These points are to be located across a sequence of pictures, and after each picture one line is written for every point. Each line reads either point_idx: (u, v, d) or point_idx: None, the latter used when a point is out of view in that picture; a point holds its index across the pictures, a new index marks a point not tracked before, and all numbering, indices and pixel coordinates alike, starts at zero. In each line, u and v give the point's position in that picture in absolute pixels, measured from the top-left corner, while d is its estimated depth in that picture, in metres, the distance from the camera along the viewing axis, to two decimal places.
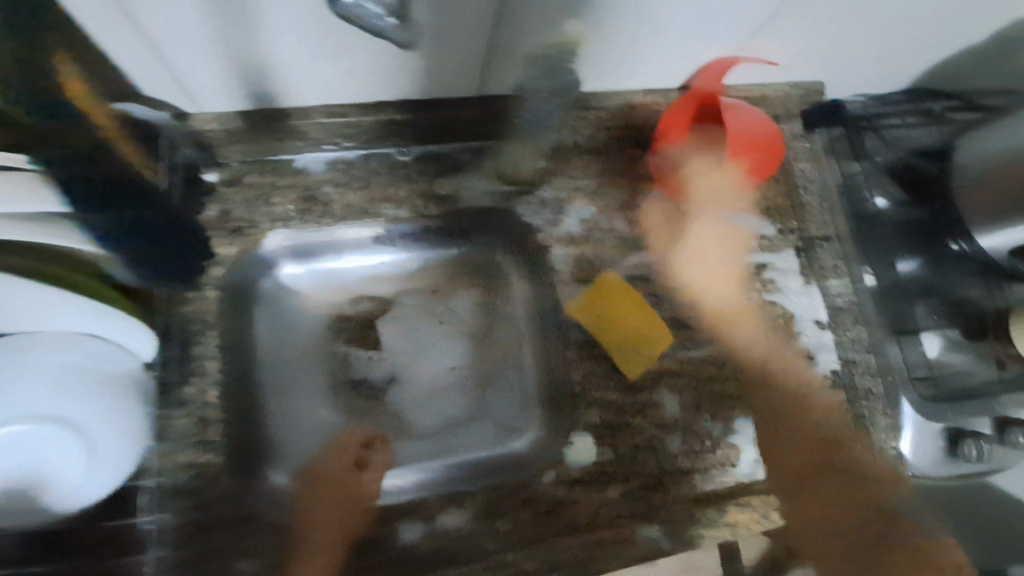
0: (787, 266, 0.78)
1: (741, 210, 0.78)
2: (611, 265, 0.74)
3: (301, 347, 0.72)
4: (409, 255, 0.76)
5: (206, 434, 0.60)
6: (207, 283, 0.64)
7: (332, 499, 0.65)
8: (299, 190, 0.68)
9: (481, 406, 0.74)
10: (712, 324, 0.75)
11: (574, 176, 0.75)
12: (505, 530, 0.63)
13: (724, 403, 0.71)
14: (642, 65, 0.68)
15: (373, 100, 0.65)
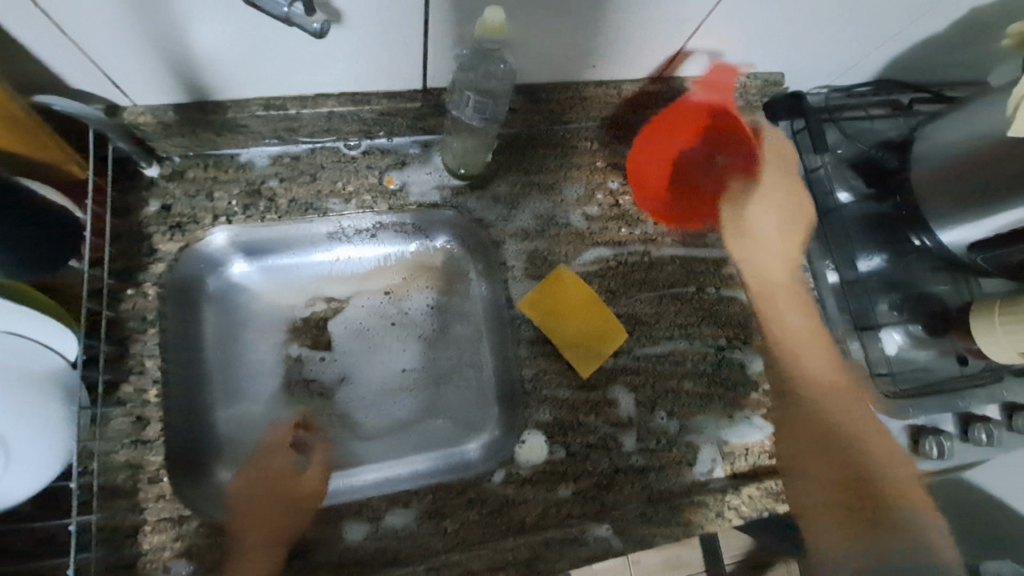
0: (746, 262, 0.77)
1: (700, 205, 0.78)
2: (565, 261, 0.72)
3: (249, 347, 0.70)
4: (364, 253, 0.75)
5: (144, 433, 0.59)
6: (146, 280, 0.63)
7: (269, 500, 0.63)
8: (243, 184, 0.68)
9: (434, 403, 0.72)
10: (672, 319, 0.73)
11: (529, 170, 0.74)
12: (453, 530, 0.62)
13: (680, 401, 0.70)
14: (592, 58, 0.65)
15: (313, 92, 0.63)
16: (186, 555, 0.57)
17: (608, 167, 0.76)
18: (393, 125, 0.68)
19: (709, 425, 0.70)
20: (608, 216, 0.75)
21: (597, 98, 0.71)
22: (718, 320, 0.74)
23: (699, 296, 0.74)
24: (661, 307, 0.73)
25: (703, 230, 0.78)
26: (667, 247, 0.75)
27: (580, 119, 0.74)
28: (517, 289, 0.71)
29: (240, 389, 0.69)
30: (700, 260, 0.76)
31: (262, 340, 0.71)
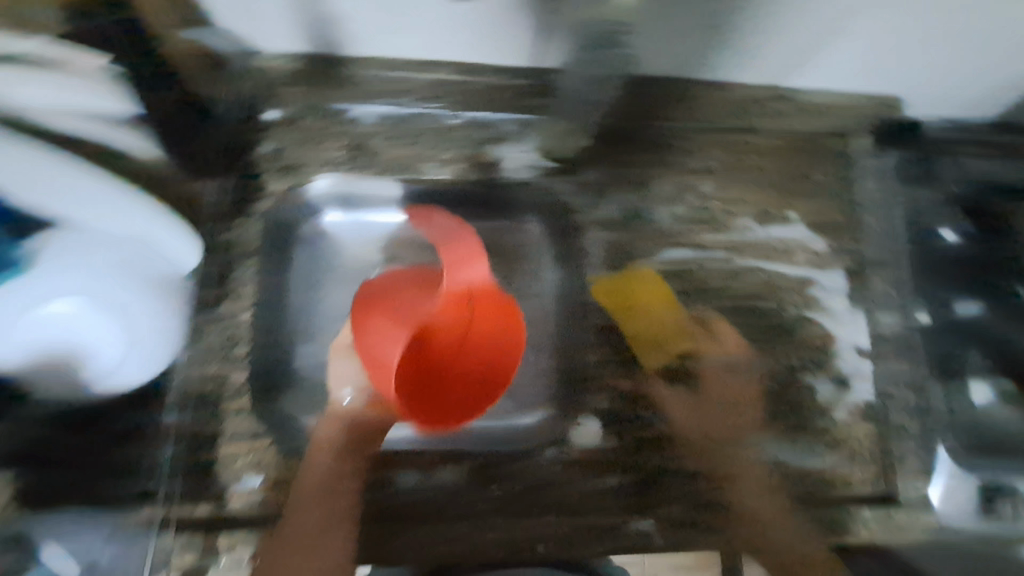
0: (832, 285, 0.75)
1: (790, 220, 0.76)
2: (645, 256, 0.73)
3: (328, 294, 0.71)
4: None
5: (232, 351, 0.63)
6: (254, 213, 0.68)
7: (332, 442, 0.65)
8: (347, 139, 0.70)
9: None
10: (744, 330, 0.72)
11: (621, 163, 0.74)
12: (497, 496, 0.64)
13: (737, 412, 0.70)
14: (706, 55, 0.64)
15: (430, 58, 0.65)
16: (256, 468, 0.62)
17: (701, 170, 0.75)
18: (497, 100, 0.70)
19: (767, 444, 0.69)
20: (694, 219, 0.74)
21: (704, 99, 0.71)
22: (794, 340, 0.72)
23: (777, 313, 0.73)
24: (735, 318, 0.72)
25: (791, 245, 0.75)
26: (750, 259, 0.74)
27: (683, 119, 0.72)
28: (592, 275, 0.73)
29: (315, 329, 0.70)
30: (783, 276, 0.74)
31: (335, 286, 0.71)
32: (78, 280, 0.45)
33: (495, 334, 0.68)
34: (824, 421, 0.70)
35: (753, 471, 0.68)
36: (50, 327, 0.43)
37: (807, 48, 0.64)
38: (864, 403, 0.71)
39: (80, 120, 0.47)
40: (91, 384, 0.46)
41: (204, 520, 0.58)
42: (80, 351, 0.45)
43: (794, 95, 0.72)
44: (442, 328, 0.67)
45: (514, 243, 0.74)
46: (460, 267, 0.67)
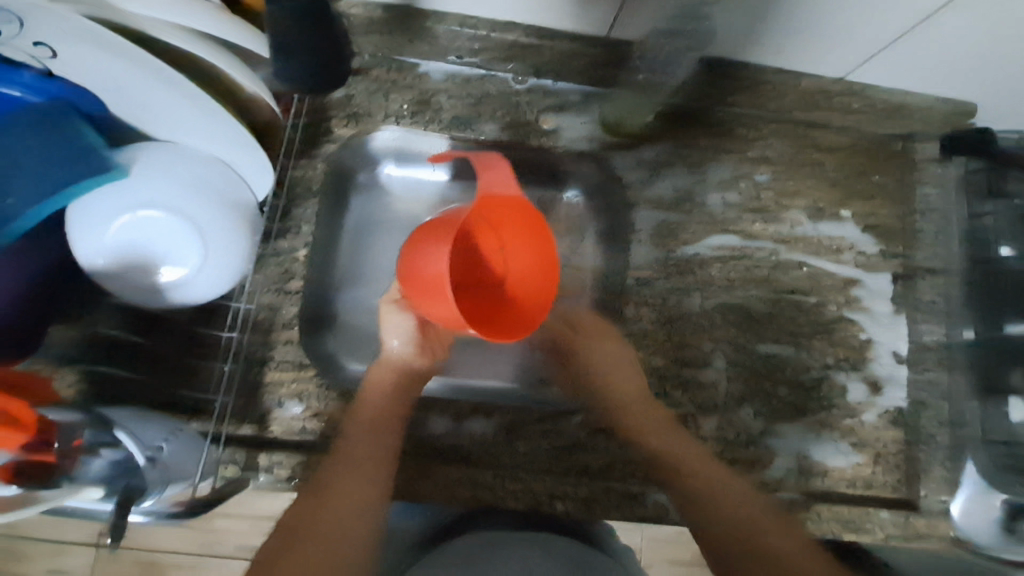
0: (878, 287, 0.74)
1: (844, 219, 0.75)
2: (692, 239, 0.73)
3: (375, 244, 0.72)
4: None
5: (287, 284, 0.66)
6: (318, 156, 0.70)
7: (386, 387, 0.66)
8: (415, 93, 0.72)
9: (522, 335, 0.71)
10: (784, 321, 0.72)
11: (680, 144, 0.74)
12: (524, 451, 0.66)
13: (775, 409, 0.70)
14: (781, 43, 0.65)
15: (506, 19, 0.65)
16: (297, 397, 0.64)
17: (758, 158, 0.75)
18: (564, 67, 0.71)
19: (793, 435, 0.69)
20: (746, 207, 0.74)
21: (774, 86, 0.70)
22: (833, 338, 0.72)
23: (819, 309, 0.73)
24: (776, 309, 0.72)
25: (841, 244, 0.75)
26: (798, 253, 0.74)
27: (746, 104, 0.73)
28: (637, 252, 0.73)
29: (361, 279, 0.71)
30: (829, 274, 0.74)
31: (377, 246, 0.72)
32: (164, 194, 0.49)
33: (541, 258, 0.63)
34: (852, 421, 0.71)
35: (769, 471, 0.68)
36: (141, 230, 0.49)
37: (888, 43, 0.63)
38: (895, 408, 0.71)
39: (184, 38, 0.47)
40: (171, 287, 0.52)
41: (248, 437, 0.62)
42: (161, 255, 0.50)
43: (864, 92, 0.71)
44: (489, 263, 0.67)
45: (559, 215, 0.75)
46: (496, 185, 0.59)
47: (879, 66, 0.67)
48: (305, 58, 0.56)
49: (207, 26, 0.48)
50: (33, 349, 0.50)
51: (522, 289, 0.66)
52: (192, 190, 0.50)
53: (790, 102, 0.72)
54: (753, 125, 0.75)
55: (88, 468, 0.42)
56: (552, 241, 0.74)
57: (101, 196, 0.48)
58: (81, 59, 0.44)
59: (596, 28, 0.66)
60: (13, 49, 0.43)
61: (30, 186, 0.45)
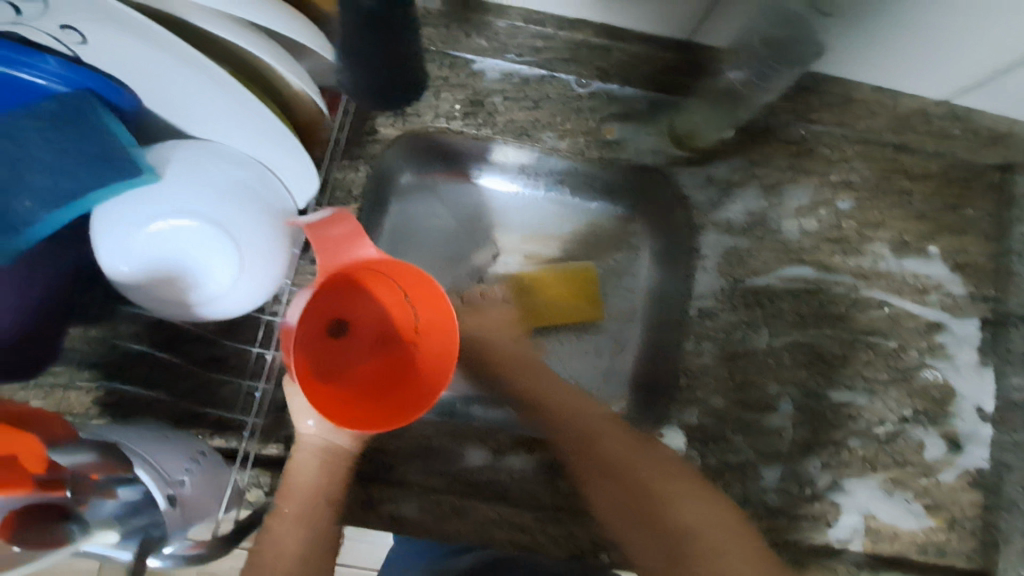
0: (964, 334, 0.67)
1: (933, 256, 0.68)
2: (762, 268, 0.66)
3: (421, 246, 0.71)
4: (544, 192, 0.73)
5: None
6: (360, 157, 0.63)
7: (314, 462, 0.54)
8: (468, 92, 0.65)
9: (563, 351, 0.70)
10: (859, 365, 0.65)
11: (755, 162, 0.68)
12: (567, 491, 0.61)
13: (844, 459, 0.63)
14: (879, 58, 0.58)
15: (576, 16, 0.59)
16: None
17: (840, 183, 0.68)
18: (634, 72, 0.64)
19: (862, 492, 0.63)
20: (824, 236, 0.67)
21: (867, 104, 0.64)
22: (912, 387, 0.66)
23: (899, 354, 0.66)
24: (852, 351, 0.65)
25: (927, 283, 0.68)
26: (878, 290, 0.67)
27: (830, 122, 0.66)
28: (701, 280, 0.67)
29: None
30: (912, 316, 0.67)
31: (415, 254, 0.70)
32: (194, 198, 0.44)
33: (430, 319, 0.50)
34: (927, 480, 0.64)
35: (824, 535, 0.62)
36: (169, 239, 0.44)
37: (1000, 67, 0.55)
38: (976, 468, 0.65)
39: (219, 24, 0.40)
40: (199, 302, 0.47)
41: (272, 459, 0.56)
42: (184, 267, 0.45)
43: (965, 116, 0.65)
44: (395, 314, 0.54)
45: (610, 233, 0.73)
46: (338, 251, 0.44)
47: (993, 90, 0.60)
48: (371, 65, 0.54)
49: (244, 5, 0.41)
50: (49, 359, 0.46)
51: (423, 347, 0.52)
52: (221, 196, 0.45)
53: (882, 123, 0.65)
54: (837, 145, 0.68)
55: (100, 508, 0.37)
56: (600, 255, 0.73)
57: (127, 200, 0.43)
58: (112, 48, 0.39)
59: (675, 29, 0.59)
60: (34, 31, 0.38)
61: (48, 185, 0.41)
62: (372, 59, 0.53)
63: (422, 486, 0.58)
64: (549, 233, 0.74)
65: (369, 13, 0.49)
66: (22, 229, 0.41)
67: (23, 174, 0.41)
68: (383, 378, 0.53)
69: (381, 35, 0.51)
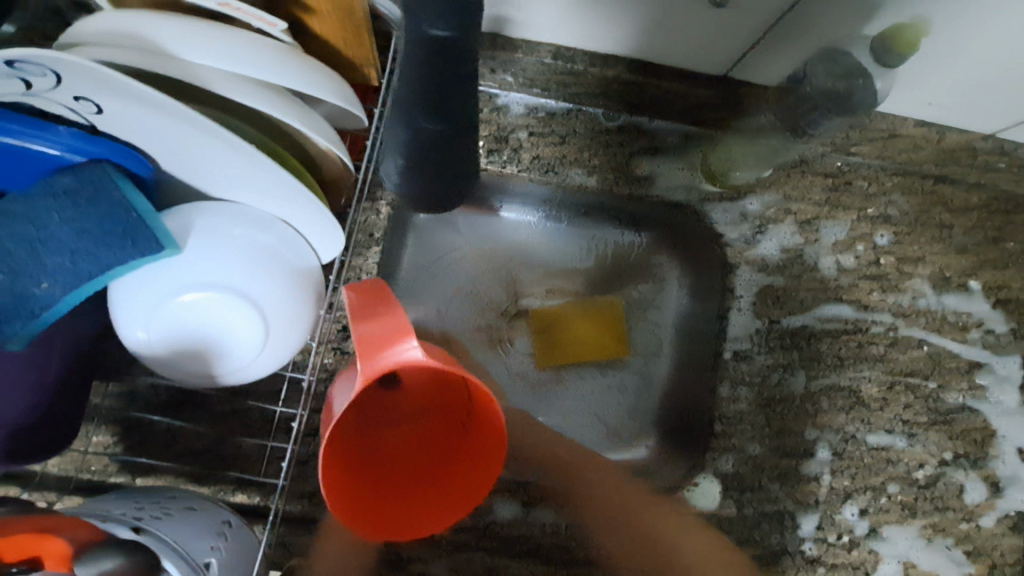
0: (1006, 374, 0.65)
1: (973, 292, 0.66)
2: (797, 308, 0.64)
3: (435, 286, 0.66)
4: (567, 226, 0.68)
5: (344, 345, 0.59)
6: (382, 198, 0.61)
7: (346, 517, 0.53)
8: (493, 128, 0.63)
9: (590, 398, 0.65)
10: (897, 407, 0.63)
11: (790, 196, 0.65)
12: (599, 545, 0.59)
13: (884, 505, 0.62)
14: (929, 94, 0.55)
15: (608, 51, 0.56)
16: None
17: (879, 217, 0.66)
18: (666, 106, 0.61)
19: (902, 538, 0.62)
20: (862, 273, 0.65)
21: (910, 139, 0.60)
22: (952, 430, 0.64)
23: (938, 395, 0.64)
24: (891, 394, 0.63)
25: (967, 320, 0.65)
26: (918, 329, 0.65)
27: (869, 154, 0.63)
28: (736, 321, 0.64)
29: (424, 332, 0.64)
30: (952, 355, 0.65)
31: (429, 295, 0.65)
32: (216, 268, 0.42)
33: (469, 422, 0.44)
34: (968, 525, 0.63)
35: None
36: (193, 312, 0.42)
37: None
38: (1018, 513, 0.63)
39: (245, 92, 0.38)
40: (221, 373, 0.44)
41: (295, 516, 0.55)
42: (206, 340, 0.43)
43: (1012, 152, 0.61)
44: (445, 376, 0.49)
45: (634, 266, 0.68)
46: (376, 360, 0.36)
47: None
48: (429, 168, 0.48)
49: (269, 70, 0.39)
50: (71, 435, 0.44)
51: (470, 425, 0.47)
52: (245, 266, 0.42)
53: (927, 157, 0.62)
54: (876, 178, 0.65)
55: None
56: (626, 284, 0.68)
57: (147, 272, 0.41)
58: (131, 116, 0.36)
59: (713, 65, 0.56)
60: (48, 103, 0.35)
61: (66, 266, 0.38)
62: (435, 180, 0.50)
63: (449, 543, 0.57)
64: (572, 266, 0.67)
65: (437, 132, 0.43)
66: (39, 314, 0.38)
67: (41, 254, 0.37)
68: (425, 447, 0.50)
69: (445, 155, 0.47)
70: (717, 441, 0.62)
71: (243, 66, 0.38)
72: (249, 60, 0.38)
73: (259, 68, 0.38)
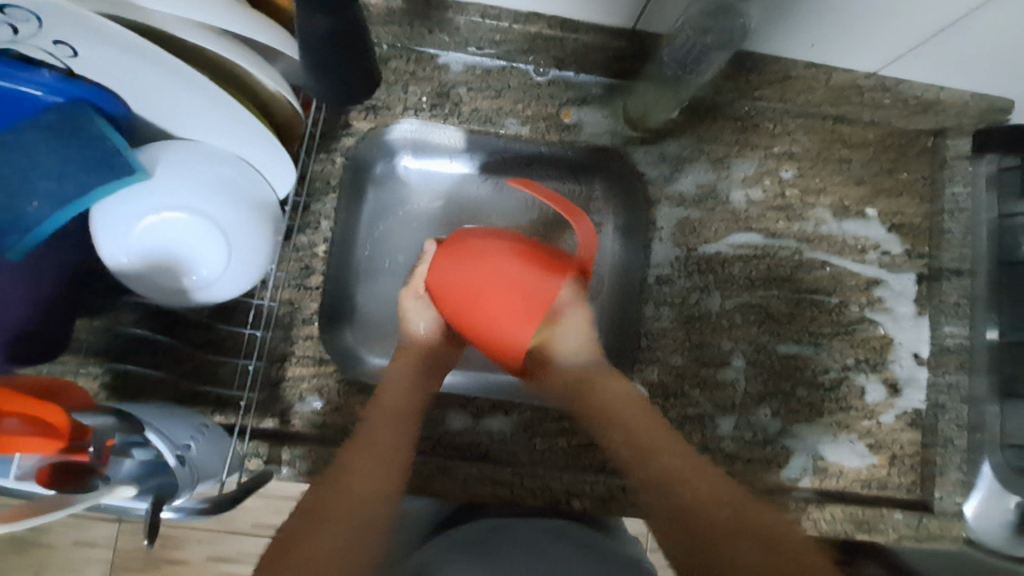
0: (901, 288, 0.73)
1: (871, 219, 0.74)
2: (713, 237, 0.72)
3: (390, 229, 0.73)
4: (509, 180, 0.75)
5: (307, 281, 0.66)
6: (337, 150, 0.69)
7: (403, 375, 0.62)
8: (435, 85, 0.70)
9: None
10: (803, 320, 0.71)
11: (703, 138, 0.73)
12: (541, 448, 0.67)
13: (794, 406, 0.70)
14: (809, 36, 0.62)
15: (528, 10, 0.64)
16: (317, 392, 0.65)
17: (783, 154, 0.73)
18: (586, 59, 0.69)
19: (810, 435, 0.70)
20: (770, 205, 0.73)
21: (802, 80, 0.68)
22: (854, 339, 0.72)
23: (841, 309, 0.72)
24: (798, 309, 0.72)
25: (866, 243, 0.74)
26: (821, 252, 0.73)
27: (772, 98, 0.71)
28: (658, 250, 0.72)
29: (378, 270, 0.71)
30: (853, 274, 0.73)
31: (393, 232, 0.73)
32: (184, 193, 0.49)
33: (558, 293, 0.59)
34: (869, 422, 0.71)
35: (773, 476, 0.68)
36: (163, 231, 0.49)
37: (923, 38, 0.60)
38: (914, 409, 0.71)
39: (198, 36, 0.44)
40: (193, 287, 0.51)
41: (270, 430, 0.62)
42: (180, 255, 0.50)
43: (896, 88, 0.69)
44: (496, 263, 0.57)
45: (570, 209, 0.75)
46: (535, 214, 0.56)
47: (924, 60, 0.64)
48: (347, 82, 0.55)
49: (213, 16, 0.43)
50: (66, 341, 0.51)
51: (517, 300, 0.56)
52: (206, 191, 0.49)
53: (820, 98, 0.70)
54: (779, 119, 0.73)
55: (120, 467, 0.42)
56: (566, 226, 0.75)
57: (122, 197, 0.48)
58: (102, 59, 0.42)
59: (621, 20, 0.63)
60: (31, 48, 0.41)
61: (55, 189, 0.45)
62: (334, 46, 0.50)
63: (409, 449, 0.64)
64: (516, 217, 0.74)
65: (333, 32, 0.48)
66: (34, 230, 0.45)
67: (31, 179, 0.44)
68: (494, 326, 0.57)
69: (354, 44, 0.51)
70: (659, 361, 0.70)
71: (191, 10, 0.42)
72: (198, 7, 0.42)
73: (204, 13, 0.43)
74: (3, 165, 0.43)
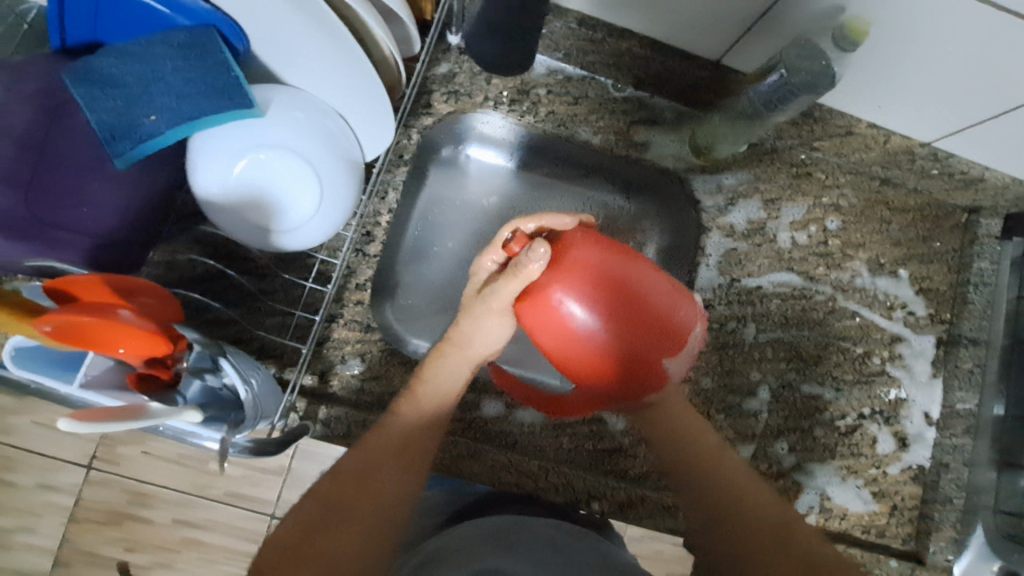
0: (920, 349, 0.77)
1: (902, 280, 0.78)
2: (755, 271, 0.76)
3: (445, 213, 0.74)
4: (566, 185, 0.77)
5: (366, 247, 0.67)
6: (414, 126, 0.70)
7: (454, 376, 0.60)
8: (517, 82, 0.72)
9: None
10: (828, 364, 0.75)
11: (759, 177, 0.77)
12: (568, 447, 0.69)
13: (810, 443, 0.73)
14: (880, 98, 0.66)
15: (624, 26, 0.66)
16: (359, 357, 0.65)
17: (830, 205, 0.77)
18: (666, 84, 0.72)
19: (821, 474, 0.72)
20: (812, 250, 0.77)
21: (862, 138, 0.72)
22: (871, 390, 0.75)
23: (864, 359, 0.75)
24: (826, 353, 0.75)
25: (894, 301, 0.77)
26: (853, 302, 0.76)
27: (829, 150, 0.75)
28: (703, 275, 0.75)
29: (425, 254, 0.72)
30: (880, 327, 0.77)
31: (454, 222, 0.74)
32: (289, 136, 0.50)
33: (651, 318, 0.51)
34: (876, 470, 0.73)
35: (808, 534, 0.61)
36: (262, 170, 0.50)
37: (984, 118, 0.64)
38: (918, 465, 0.74)
39: None
40: (278, 229, 0.52)
41: (308, 387, 0.62)
42: (274, 195, 0.51)
43: (945, 160, 0.73)
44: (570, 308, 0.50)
45: (624, 223, 0.77)
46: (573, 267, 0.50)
47: (982, 137, 0.67)
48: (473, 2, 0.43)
49: None
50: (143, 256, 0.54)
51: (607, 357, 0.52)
52: (311, 139, 0.50)
53: (875, 158, 0.74)
54: (830, 171, 0.77)
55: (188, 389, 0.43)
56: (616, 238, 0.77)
57: (235, 128, 0.49)
58: None
59: (710, 50, 0.66)
60: None
61: (172, 106, 0.46)
62: None
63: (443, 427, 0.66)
64: None
65: None
66: (145, 141, 0.46)
67: (153, 92, 0.46)
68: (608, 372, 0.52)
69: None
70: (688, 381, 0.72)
71: None
72: None
73: None
74: (130, 75, 0.45)
